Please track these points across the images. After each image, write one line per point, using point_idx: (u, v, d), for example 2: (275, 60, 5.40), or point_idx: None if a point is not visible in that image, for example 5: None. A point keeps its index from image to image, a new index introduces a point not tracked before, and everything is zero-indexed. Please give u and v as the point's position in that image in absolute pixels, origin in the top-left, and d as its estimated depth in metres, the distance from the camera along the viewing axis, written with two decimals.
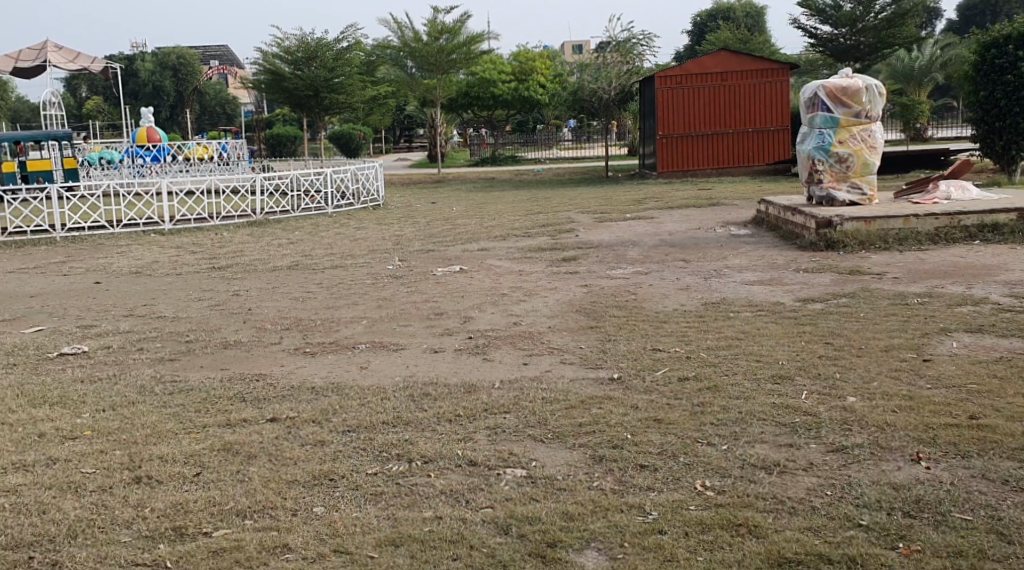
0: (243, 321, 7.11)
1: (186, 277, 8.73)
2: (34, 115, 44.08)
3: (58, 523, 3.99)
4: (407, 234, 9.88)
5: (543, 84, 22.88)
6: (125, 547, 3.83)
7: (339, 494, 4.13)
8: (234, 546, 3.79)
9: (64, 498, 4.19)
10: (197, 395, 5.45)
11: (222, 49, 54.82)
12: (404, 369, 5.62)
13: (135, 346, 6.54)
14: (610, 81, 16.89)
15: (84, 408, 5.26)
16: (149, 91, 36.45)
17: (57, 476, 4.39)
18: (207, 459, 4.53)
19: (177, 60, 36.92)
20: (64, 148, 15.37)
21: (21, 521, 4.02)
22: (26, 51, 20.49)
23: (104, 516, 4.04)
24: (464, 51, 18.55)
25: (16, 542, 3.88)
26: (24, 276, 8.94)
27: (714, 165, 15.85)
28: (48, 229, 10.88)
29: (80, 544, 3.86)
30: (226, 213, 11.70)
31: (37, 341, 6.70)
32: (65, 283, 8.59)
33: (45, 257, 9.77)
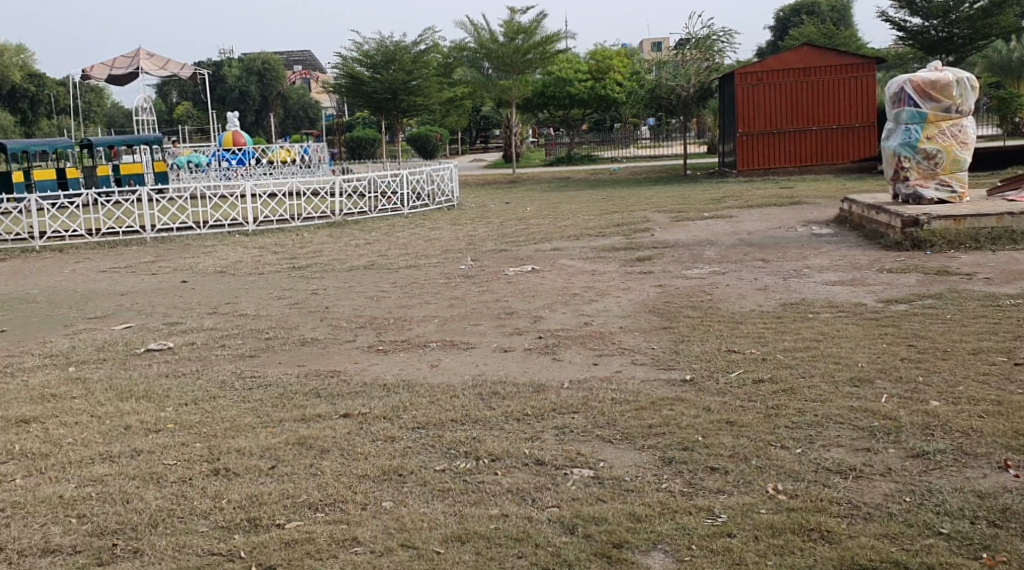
0: (320, 319, 7.19)
1: (267, 276, 8.86)
2: (127, 120, 45.36)
3: (140, 512, 4.07)
4: (481, 234, 9.90)
5: (620, 82, 22.80)
6: (202, 537, 3.89)
7: (408, 489, 4.16)
8: (306, 538, 3.82)
9: (146, 488, 4.28)
10: (275, 390, 5.55)
11: (306, 53, 55.64)
12: (474, 368, 5.62)
13: (218, 342, 6.67)
14: (689, 79, 16.70)
15: (169, 401, 5.37)
16: (235, 96, 37.18)
17: (140, 467, 4.47)
18: (283, 452, 4.59)
19: (263, 65, 37.35)
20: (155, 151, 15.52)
21: (106, 510, 4.11)
22: (119, 59, 21.04)
23: (183, 507, 4.10)
24: (540, 51, 18.52)
25: (101, 530, 3.97)
26: (115, 274, 9.18)
27: (796, 162, 15.62)
28: (138, 230, 11.15)
29: (160, 533, 3.93)
30: (307, 215, 11.87)
31: (126, 337, 6.87)
32: (154, 282, 8.79)
33: (135, 257, 10.01)
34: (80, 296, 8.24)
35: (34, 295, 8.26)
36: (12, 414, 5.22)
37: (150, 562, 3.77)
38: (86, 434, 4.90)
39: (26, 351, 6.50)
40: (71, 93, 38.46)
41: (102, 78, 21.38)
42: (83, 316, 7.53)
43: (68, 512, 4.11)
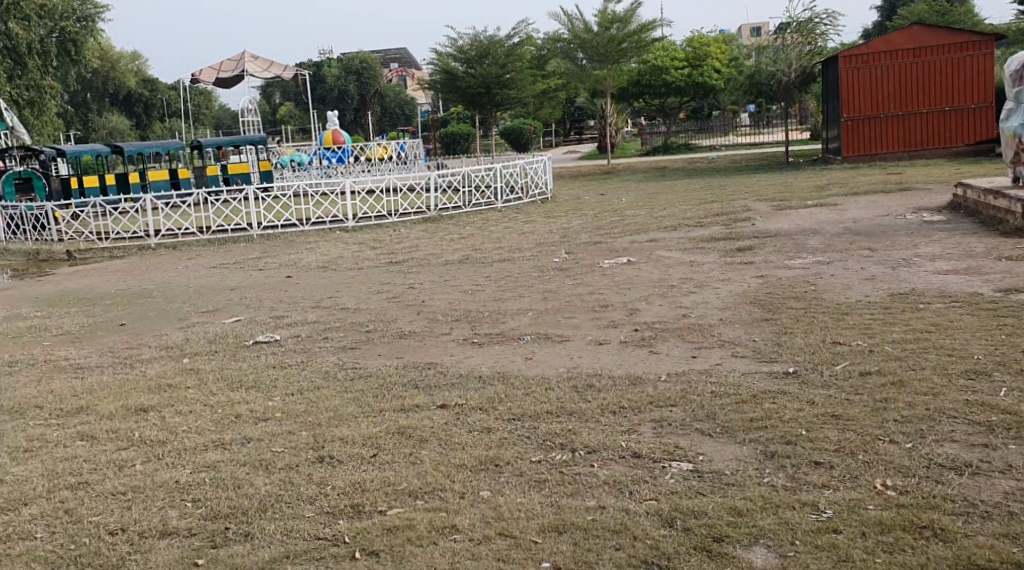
0: (417, 312, 7.22)
1: (366, 271, 8.95)
2: (232, 120, 46.48)
3: (250, 498, 4.15)
4: (576, 226, 9.83)
5: (718, 70, 22.40)
6: (308, 522, 3.96)
7: (505, 479, 4.18)
8: (406, 525, 3.87)
9: (256, 474, 4.38)
10: (375, 381, 5.73)
11: (403, 51, 56.23)
12: (569, 360, 5.56)
13: (322, 335, 6.82)
14: (790, 64, 16.37)
15: (276, 392, 5.60)
16: (335, 95, 37.73)
17: (251, 454, 4.61)
18: (384, 441, 4.77)
19: (361, 64, 37.81)
20: (260, 152, 15.80)
21: (218, 494, 4.20)
22: (226, 62, 21.52)
23: (291, 492, 4.21)
24: (635, 39, 18.32)
25: (214, 514, 4.05)
26: (223, 270, 9.39)
27: (906, 147, 15.12)
28: (245, 227, 11.37)
29: (270, 518, 4.00)
30: (403, 210, 11.94)
31: (235, 330, 7.02)
32: (260, 277, 8.96)
33: (242, 253, 10.22)
34: (188, 291, 8.44)
35: (146, 290, 8.50)
36: (131, 403, 5.33)
37: (260, 545, 3.83)
38: (200, 422, 5.04)
39: (139, 343, 6.69)
40: (179, 96, 39.62)
41: (209, 82, 21.91)
42: (193, 309, 7.71)
43: (184, 496, 4.20)
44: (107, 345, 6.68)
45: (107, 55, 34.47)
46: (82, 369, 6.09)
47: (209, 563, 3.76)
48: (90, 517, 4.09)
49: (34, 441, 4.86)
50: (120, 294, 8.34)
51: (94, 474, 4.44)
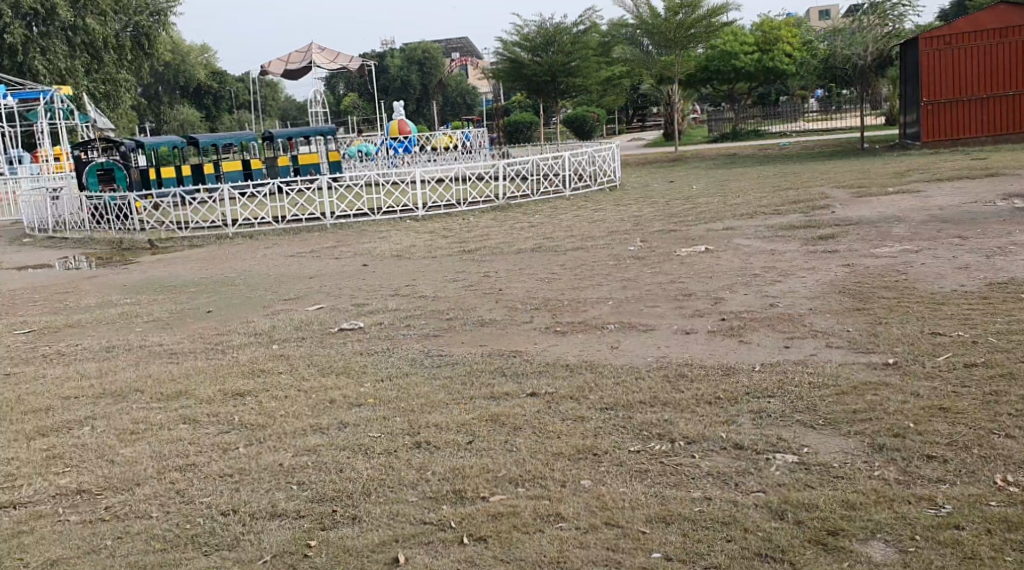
0: (496, 300, 7.22)
1: (440, 260, 8.97)
2: (298, 111, 46.99)
3: (354, 481, 4.28)
4: (647, 214, 9.77)
5: (790, 53, 22.03)
6: (413, 507, 4.05)
7: (605, 468, 4.18)
8: (510, 512, 3.92)
9: (357, 458, 4.52)
10: (462, 367, 5.77)
11: (464, 40, 56.40)
12: (657, 350, 5.52)
13: (404, 322, 6.87)
14: (867, 47, 15.98)
15: (365, 377, 5.72)
16: (397, 86, 38.07)
17: (348, 439, 4.75)
18: (478, 428, 4.82)
19: (423, 54, 38.11)
20: (329, 141, 16.09)
21: (322, 477, 4.33)
22: (294, 54, 21.73)
23: (392, 477, 4.31)
24: (705, 24, 18.16)
25: (321, 496, 4.16)
26: (301, 259, 9.48)
27: (990, 131, 14.90)
28: (318, 217, 11.55)
29: (374, 501, 4.11)
30: (471, 200, 11.99)
31: (320, 317, 7.13)
32: (337, 265, 9.05)
33: (317, 243, 10.29)
34: (268, 279, 8.56)
35: (227, 278, 8.65)
36: (227, 386, 5.50)
37: (368, 528, 3.92)
38: (297, 406, 5.21)
39: (229, 328, 6.82)
40: (247, 88, 40.35)
41: (277, 74, 22.13)
42: (277, 297, 7.82)
43: (290, 478, 4.33)
44: (197, 331, 6.77)
45: (178, 49, 35.30)
46: (176, 355, 6.19)
47: (319, 553, 3.80)
48: (201, 497, 4.21)
49: (139, 423, 5.00)
50: (204, 281, 8.52)
51: (200, 456, 4.58)
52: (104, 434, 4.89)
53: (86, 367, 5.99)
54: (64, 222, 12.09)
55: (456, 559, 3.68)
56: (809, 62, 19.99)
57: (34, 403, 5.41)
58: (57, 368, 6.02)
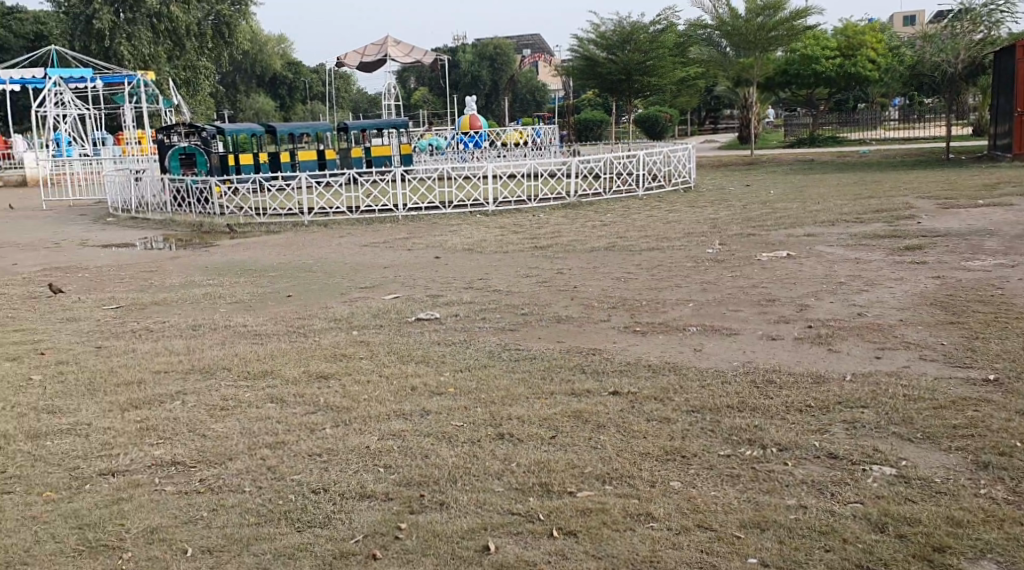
0: (572, 298, 7.16)
1: (513, 255, 8.94)
2: (370, 104, 47.52)
3: (440, 467, 4.36)
4: (723, 217, 9.67)
5: (874, 59, 21.62)
6: (501, 497, 4.10)
7: (695, 471, 4.13)
8: (600, 509, 3.93)
9: (440, 446, 4.59)
10: (541, 362, 5.73)
11: (535, 37, 56.61)
12: (742, 354, 5.44)
13: (479, 315, 6.85)
14: (957, 54, 15.71)
15: (444, 366, 5.74)
16: (468, 82, 38.41)
17: (431, 425, 4.83)
18: (561, 423, 4.79)
19: (494, 50, 38.01)
20: (401, 135, 16.20)
21: (408, 462, 4.44)
22: (369, 46, 21.81)
23: (476, 466, 4.36)
24: (787, 26, 17.92)
25: (408, 480, 4.28)
26: (374, 249, 9.52)
27: None
28: (391, 209, 11.63)
29: (461, 488, 4.19)
30: (543, 196, 11.98)
31: (396, 306, 7.16)
32: (410, 256, 9.10)
33: (388, 234, 10.34)
34: (344, 268, 8.64)
35: (302, 268, 8.77)
36: (312, 368, 5.72)
37: (457, 515, 4.01)
38: (379, 392, 5.28)
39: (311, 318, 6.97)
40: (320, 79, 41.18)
41: (352, 65, 22.23)
42: (354, 286, 7.90)
43: (377, 461, 4.46)
44: (278, 314, 7.15)
45: (255, 39, 36.03)
46: (259, 336, 6.51)
47: (408, 535, 3.92)
48: (292, 474, 4.39)
49: (228, 400, 5.26)
50: (282, 272, 8.67)
51: (289, 434, 4.78)
52: (195, 408, 5.17)
53: (174, 343, 6.36)
54: (146, 204, 12.95)
55: (547, 552, 3.75)
56: (896, 68, 19.62)
57: (127, 376, 5.77)
58: (147, 346, 6.37)
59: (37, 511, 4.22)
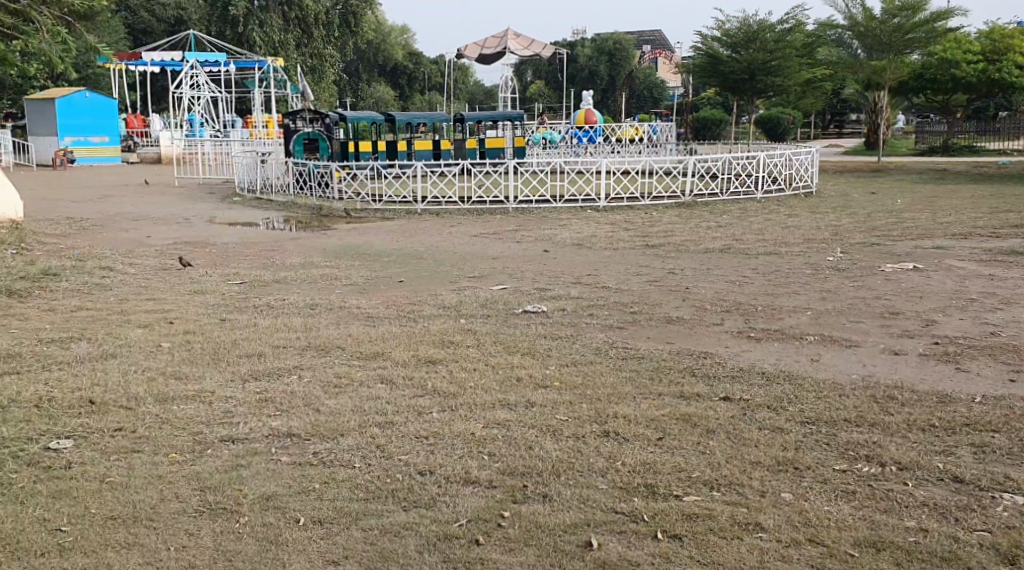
0: (683, 299, 7.02)
1: (623, 252, 8.83)
2: (486, 97, 47.88)
3: (544, 459, 4.53)
4: (846, 224, 9.38)
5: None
6: (604, 494, 4.20)
7: (807, 484, 4.08)
8: (707, 514, 3.95)
9: (545, 438, 4.75)
10: (650, 362, 5.61)
11: (657, 34, 56.27)
12: (862, 368, 5.23)
13: (587, 311, 6.75)
14: None
15: (551, 361, 5.73)
16: (585, 75, 38.53)
17: (536, 417, 4.97)
18: (669, 425, 4.72)
19: (614, 45, 38.31)
20: (517, 128, 16.15)
21: (512, 451, 4.66)
22: (489, 39, 22.05)
23: (581, 462, 4.48)
24: (926, 29, 17.41)
25: (511, 470, 4.50)
26: (484, 239, 9.51)
27: None
28: (501, 200, 11.61)
29: (564, 483, 4.33)
30: (657, 194, 11.80)
31: (503, 297, 7.15)
32: (519, 247, 9.10)
33: (498, 225, 10.33)
34: (453, 257, 8.68)
35: (413, 256, 8.84)
36: (420, 353, 6.02)
37: (559, 508, 4.15)
38: (484, 385, 5.44)
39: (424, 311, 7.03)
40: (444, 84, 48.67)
41: (471, 57, 22.48)
42: (465, 276, 7.93)
43: (481, 448, 4.72)
44: (391, 299, 7.39)
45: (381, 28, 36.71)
46: (372, 319, 6.89)
47: (511, 524, 4.11)
48: (398, 455, 4.73)
49: (341, 378, 5.73)
50: (395, 258, 8.79)
51: (397, 415, 5.14)
52: (311, 385, 5.67)
53: (292, 322, 6.98)
54: (272, 185, 13.46)
55: (651, 553, 3.80)
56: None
57: (249, 349, 6.41)
58: (272, 330, 6.80)
59: (164, 471, 4.72)
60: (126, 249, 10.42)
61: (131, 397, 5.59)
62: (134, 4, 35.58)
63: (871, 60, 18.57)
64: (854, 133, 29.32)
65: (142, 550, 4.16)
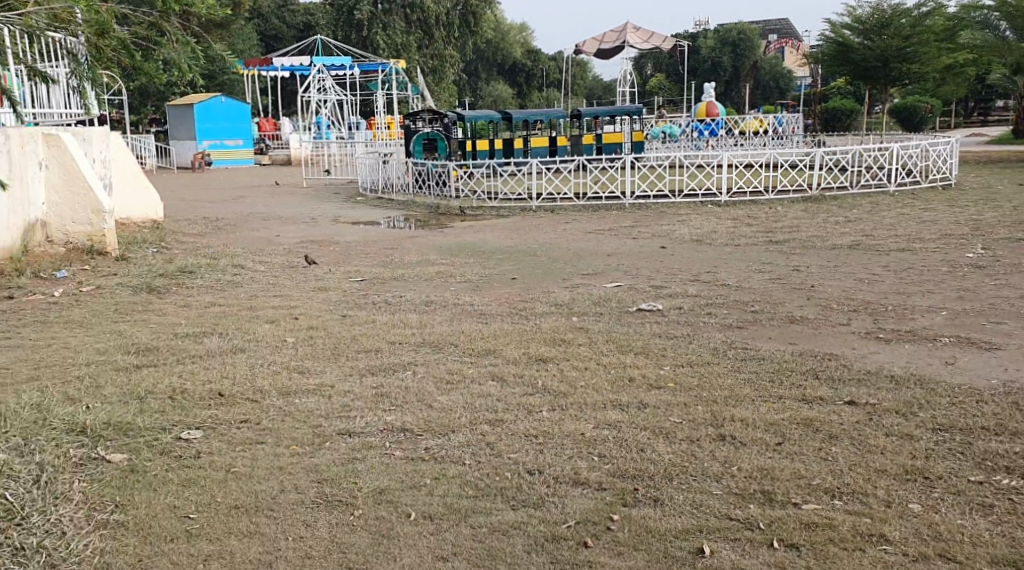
0: (808, 298, 6.74)
1: (744, 249, 8.55)
2: (607, 91, 47.85)
3: (655, 462, 4.43)
4: (987, 220, 8.89)
5: None
6: (718, 501, 4.11)
7: (938, 496, 3.99)
8: (827, 524, 3.89)
9: (657, 440, 4.62)
10: (770, 364, 5.38)
11: (784, 22, 55.33)
12: (1003, 372, 4.95)
13: (705, 310, 6.54)
14: None
15: (666, 360, 5.57)
16: (707, 67, 37.93)
17: (649, 419, 4.84)
18: (788, 430, 4.57)
19: (738, 35, 37.34)
20: (635, 122, 15.94)
21: (624, 454, 4.55)
22: (609, 33, 21.81)
23: (694, 466, 4.37)
24: None
25: (622, 472, 4.41)
26: (600, 236, 9.34)
27: None
28: (619, 196, 11.45)
29: (677, 487, 4.24)
30: (782, 187, 11.43)
31: (618, 295, 6.99)
32: (636, 244, 8.88)
33: (616, 221, 10.16)
34: (569, 255, 8.50)
35: (527, 255, 8.67)
36: (532, 351, 5.92)
37: (671, 512, 4.09)
38: (597, 381, 5.35)
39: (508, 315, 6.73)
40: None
41: (589, 52, 22.26)
42: (581, 275, 7.73)
43: (592, 449, 4.63)
44: (503, 297, 7.29)
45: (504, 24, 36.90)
46: (484, 317, 6.81)
47: (620, 528, 4.05)
48: (508, 453, 4.69)
49: (453, 374, 5.69)
50: (510, 256, 8.67)
51: (508, 413, 5.08)
52: (424, 381, 5.65)
53: (408, 318, 6.97)
54: (392, 184, 13.55)
55: (766, 562, 3.76)
56: None
57: (366, 345, 6.45)
58: (388, 328, 6.74)
59: (285, 462, 4.82)
60: (256, 247, 10.71)
61: (256, 390, 5.72)
62: (266, 13, 37.43)
63: (1021, 41, 17.43)
64: (997, 122, 28.10)
65: (262, 539, 4.28)
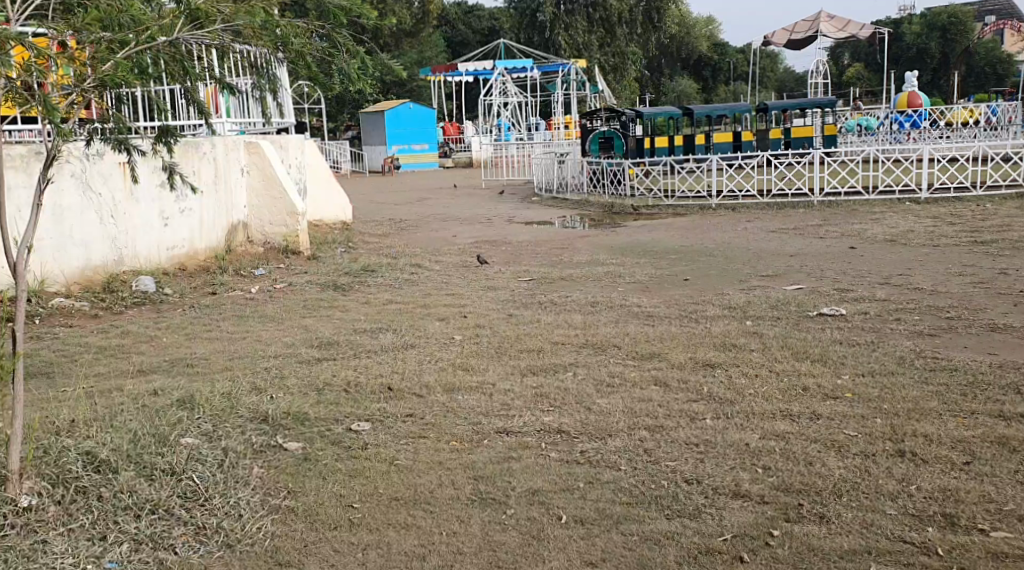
0: (1015, 303, 6.15)
1: (945, 249, 7.93)
2: (798, 82, 47.82)
3: (824, 477, 4.21)
4: None
5: None
6: (891, 521, 3.90)
7: None
8: (1018, 555, 3.66)
9: (829, 454, 4.39)
10: (963, 377, 4.97)
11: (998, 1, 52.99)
12: None
13: (894, 316, 6.06)
14: None
15: (844, 368, 5.22)
16: (914, 54, 38.47)
17: (825, 431, 4.59)
18: (980, 449, 4.30)
19: (949, 19, 37.35)
20: (826, 115, 16.69)
21: (790, 466, 4.33)
22: (801, 22, 21.37)
23: (869, 482, 4.14)
24: None
25: (787, 486, 4.19)
26: (785, 236, 8.89)
27: None
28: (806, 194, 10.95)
29: (848, 504, 4.02)
30: (991, 183, 10.71)
31: (798, 298, 6.58)
32: (822, 239, 8.46)
33: (804, 220, 9.69)
34: (751, 251, 8.15)
35: (699, 254, 8.35)
36: (699, 355, 5.67)
37: (838, 531, 3.88)
38: (769, 389, 5.08)
39: (695, 304, 6.62)
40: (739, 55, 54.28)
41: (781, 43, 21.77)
42: (765, 271, 7.41)
43: (755, 460, 4.42)
44: (674, 298, 7.00)
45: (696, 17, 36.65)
46: (652, 318, 6.56)
47: (781, 545, 3.86)
48: (666, 460, 4.53)
49: (615, 377, 5.54)
50: (687, 252, 8.42)
51: (669, 419, 4.91)
52: (586, 382, 5.55)
53: (575, 318, 6.81)
54: (566, 184, 13.47)
55: None
56: None
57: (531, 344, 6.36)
58: (559, 321, 6.70)
59: (446, 459, 4.86)
60: (436, 244, 10.93)
61: (423, 387, 5.80)
62: (453, 18, 39.66)
63: None
64: None
65: (418, 532, 4.30)
